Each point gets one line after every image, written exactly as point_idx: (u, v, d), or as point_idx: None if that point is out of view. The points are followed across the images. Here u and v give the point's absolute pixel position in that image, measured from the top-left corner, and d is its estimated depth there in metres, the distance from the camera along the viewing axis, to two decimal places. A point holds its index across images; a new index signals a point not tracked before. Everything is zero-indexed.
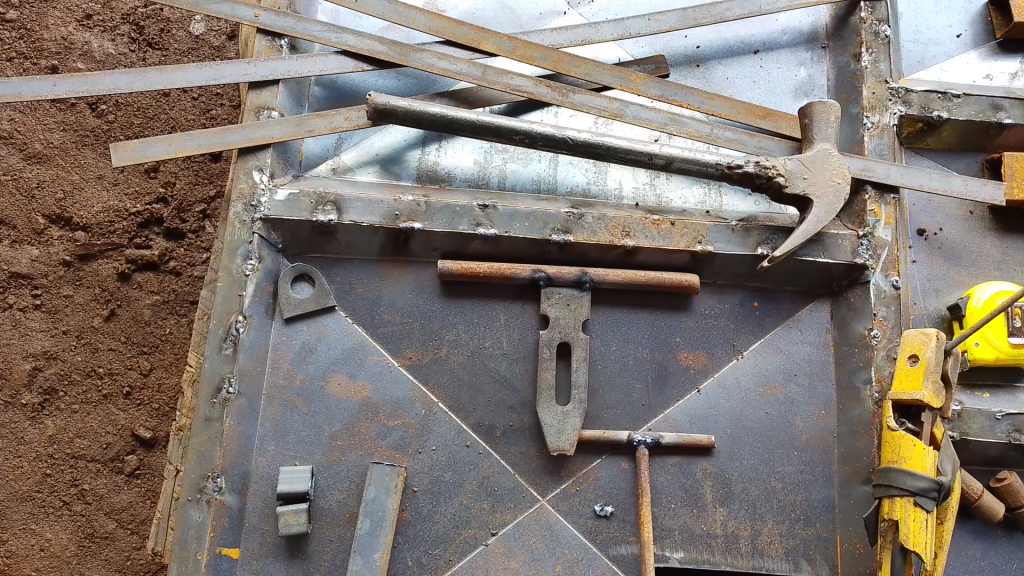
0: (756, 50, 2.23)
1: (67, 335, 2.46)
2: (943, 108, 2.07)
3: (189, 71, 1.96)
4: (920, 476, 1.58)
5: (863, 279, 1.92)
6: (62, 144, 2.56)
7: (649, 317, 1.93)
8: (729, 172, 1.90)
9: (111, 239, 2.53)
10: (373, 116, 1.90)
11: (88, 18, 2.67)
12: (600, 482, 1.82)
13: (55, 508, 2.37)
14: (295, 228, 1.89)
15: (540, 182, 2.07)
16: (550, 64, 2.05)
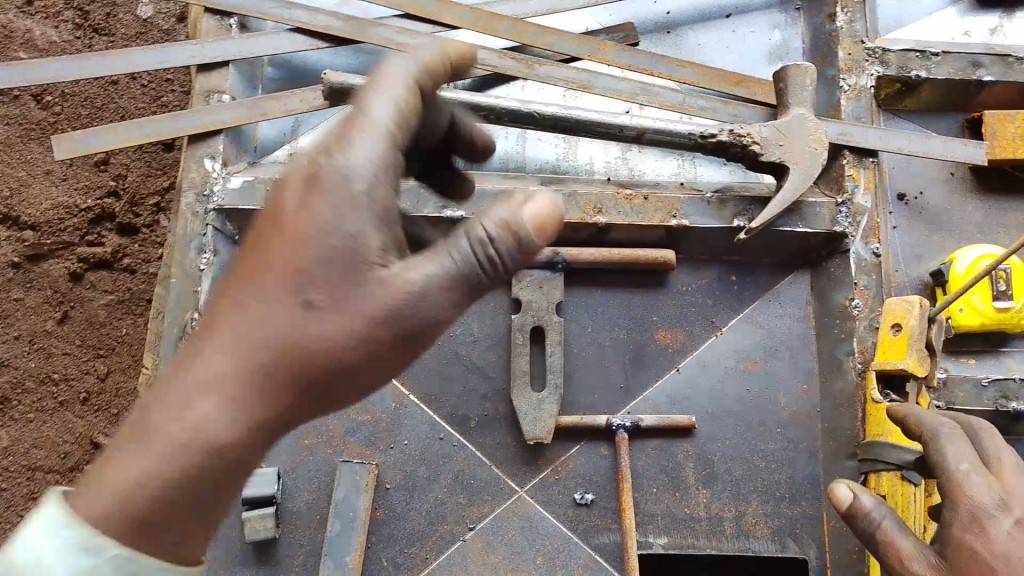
0: (728, 15, 2.15)
1: (19, 341, 2.39)
2: (922, 67, 1.99)
3: (132, 55, 1.86)
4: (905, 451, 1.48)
5: (843, 248, 1.86)
6: (7, 139, 2.50)
7: (624, 297, 1.87)
8: (702, 142, 1.83)
9: (62, 237, 2.44)
10: (330, 97, 1.82)
11: (29, 4, 2.58)
12: (579, 470, 1.76)
13: (12, 523, 2.30)
14: (248, 217, 1.79)
15: (507, 160, 1.99)
16: (515, 35, 1.95)
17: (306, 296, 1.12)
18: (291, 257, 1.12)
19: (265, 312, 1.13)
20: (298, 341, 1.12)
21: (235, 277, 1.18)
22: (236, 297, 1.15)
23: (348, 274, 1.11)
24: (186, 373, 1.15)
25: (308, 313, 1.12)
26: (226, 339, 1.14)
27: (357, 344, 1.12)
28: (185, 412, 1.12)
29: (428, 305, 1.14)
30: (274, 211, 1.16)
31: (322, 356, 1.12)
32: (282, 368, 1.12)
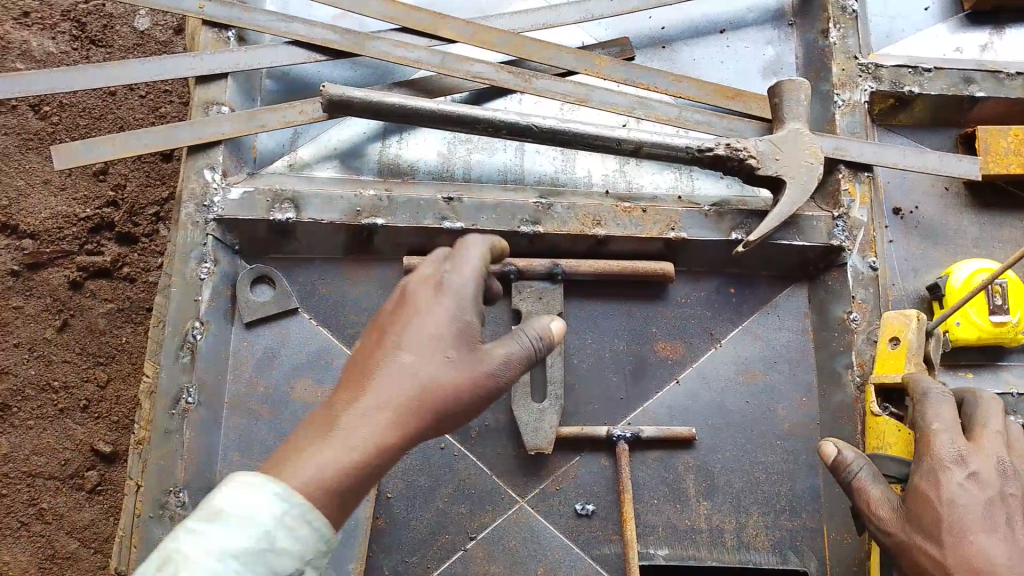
0: (722, 30, 2.17)
1: (18, 348, 2.37)
2: (915, 83, 2.02)
3: (131, 67, 1.86)
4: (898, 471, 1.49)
5: (839, 261, 1.88)
6: (5, 149, 2.46)
7: (624, 308, 1.88)
8: (699, 155, 1.84)
9: (61, 246, 2.43)
10: (329, 109, 1.82)
11: (25, 16, 2.57)
12: (580, 480, 1.76)
13: (12, 530, 2.29)
14: (251, 228, 1.81)
15: (506, 172, 2.01)
16: (511, 49, 1.97)
17: (447, 352, 1.28)
18: (430, 328, 1.29)
19: (402, 360, 1.26)
20: (445, 386, 1.25)
21: (373, 342, 1.32)
22: (387, 348, 1.28)
23: (466, 338, 1.31)
24: (350, 399, 1.24)
25: (453, 366, 1.27)
26: (378, 380, 1.24)
27: (471, 397, 1.28)
28: (342, 430, 1.19)
29: (507, 374, 1.32)
30: (404, 301, 1.36)
31: (450, 403, 1.26)
32: (427, 406, 1.24)
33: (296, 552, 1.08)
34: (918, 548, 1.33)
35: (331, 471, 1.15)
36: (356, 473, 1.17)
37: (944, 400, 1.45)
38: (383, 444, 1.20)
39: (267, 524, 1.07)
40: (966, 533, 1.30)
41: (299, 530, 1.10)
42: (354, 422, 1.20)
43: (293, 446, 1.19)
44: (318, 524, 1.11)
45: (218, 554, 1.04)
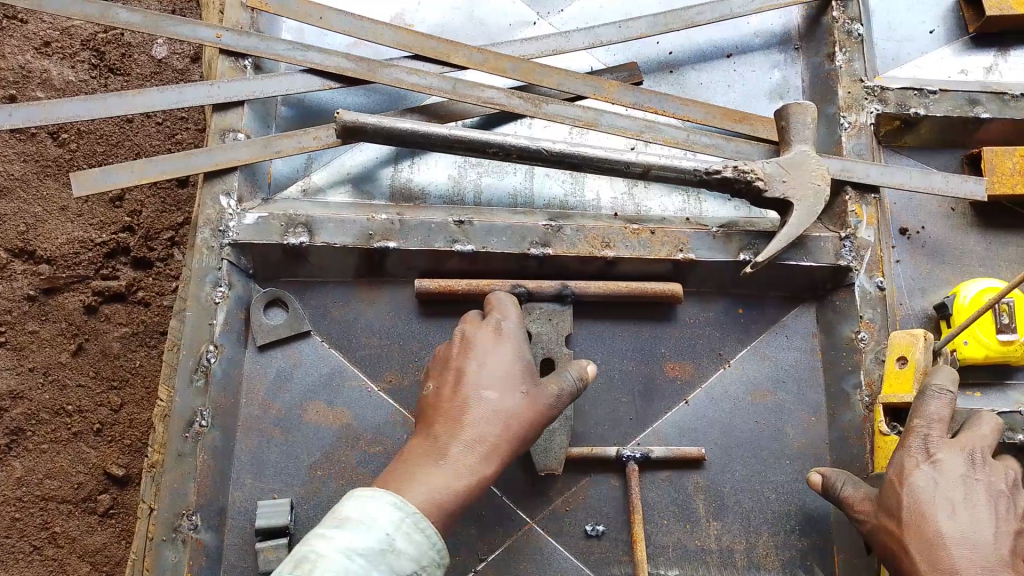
0: (728, 54, 2.20)
1: (34, 372, 2.40)
2: (920, 105, 2.04)
3: (149, 95, 1.90)
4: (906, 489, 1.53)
5: (847, 282, 1.89)
6: (23, 175, 2.49)
7: (633, 329, 1.89)
8: (707, 177, 1.86)
9: (77, 271, 2.47)
10: (343, 135, 1.85)
11: (46, 45, 2.61)
12: (590, 501, 1.77)
13: (25, 554, 2.31)
14: (265, 251, 1.84)
15: (516, 195, 2.03)
16: (521, 75, 2.01)
17: (522, 389, 1.50)
18: (502, 369, 1.50)
19: (487, 399, 1.47)
20: (525, 420, 1.47)
21: (453, 382, 1.51)
22: (469, 387, 1.48)
23: (530, 375, 1.52)
24: (449, 434, 1.44)
25: (527, 402, 1.49)
26: (471, 417, 1.45)
27: (540, 422, 1.50)
28: (450, 463, 1.41)
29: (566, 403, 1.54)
30: (468, 344, 1.56)
31: (526, 431, 1.48)
32: (511, 436, 1.46)
33: (411, 553, 1.29)
34: (882, 526, 1.48)
35: (448, 495, 1.38)
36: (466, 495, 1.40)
37: (934, 396, 1.53)
38: (482, 471, 1.43)
39: (386, 529, 1.29)
40: (926, 514, 1.41)
41: (415, 534, 1.31)
42: (460, 455, 1.42)
43: (405, 473, 1.41)
44: (428, 532, 1.32)
45: (345, 551, 1.24)
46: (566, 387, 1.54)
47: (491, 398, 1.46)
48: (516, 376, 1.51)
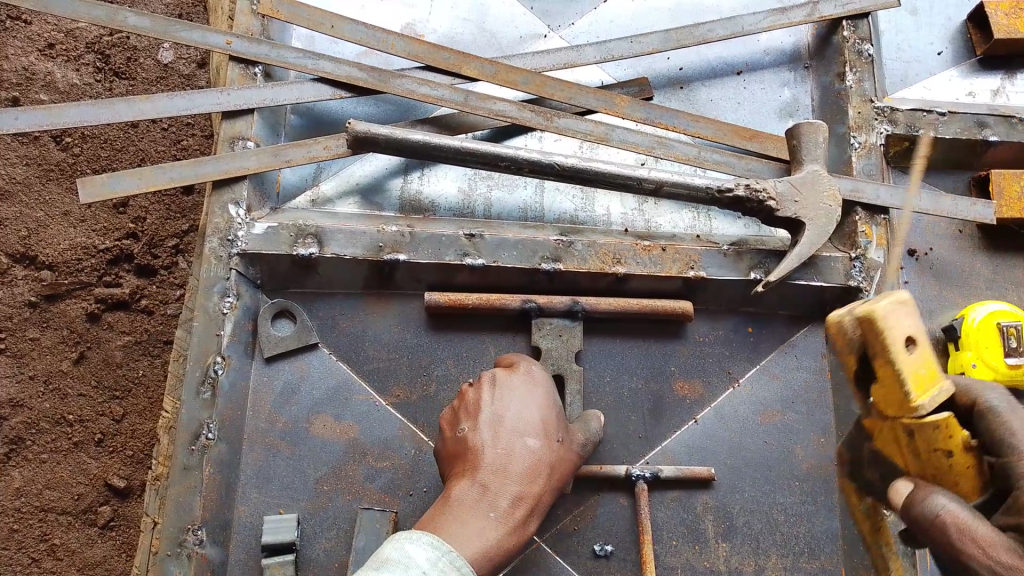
0: (739, 71, 2.20)
1: (34, 381, 2.38)
2: (930, 126, 2.06)
3: (158, 101, 1.88)
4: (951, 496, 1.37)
5: (857, 302, 1.89)
6: (24, 179, 2.47)
7: (643, 347, 1.89)
8: (718, 195, 1.86)
9: (79, 277, 2.45)
10: (354, 145, 1.84)
11: (49, 47, 2.59)
12: (598, 520, 1.77)
13: (24, 566, 2.29)
14: (274, 262, 1.82)
15: (526, 210, 2.02)
16: (533, 88, 2.00)
17: (558, 436, 1.56)
18: (539, 416, 1.54)
19: (530, 446, 1.49)
20: (560, 468, 1.53)
21: (494, 426, 1.50)
22: (513, 434, 1.49)
23: (559, 423, 1.58)
24: (500, 482, 1.43)
25: (561, 449, 1.56)
26: (517, 462, 1.46)
27: (565, 469, 1.56)
28: (500, 512, 1.41)
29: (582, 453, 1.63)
30: (508, 390, 1.56)
31: (557, 478, 1.53)
32: (548, 485, 1.50)
33: None
34: None
35: (499, 550, 1.38)
36: (512, 547, 1.41)
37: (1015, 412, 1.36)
38: (526, 522, 1.45)
39: (422, 567, 1.24)
40: None
41: (451, 572, 1.27)
42: (509, 508, 1.42)
43: (452, 519, 1.38)
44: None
45: None
46: (585, 439, 1.64)
47: (536, 446, 1.49)
48: (550, 425, 1.55)
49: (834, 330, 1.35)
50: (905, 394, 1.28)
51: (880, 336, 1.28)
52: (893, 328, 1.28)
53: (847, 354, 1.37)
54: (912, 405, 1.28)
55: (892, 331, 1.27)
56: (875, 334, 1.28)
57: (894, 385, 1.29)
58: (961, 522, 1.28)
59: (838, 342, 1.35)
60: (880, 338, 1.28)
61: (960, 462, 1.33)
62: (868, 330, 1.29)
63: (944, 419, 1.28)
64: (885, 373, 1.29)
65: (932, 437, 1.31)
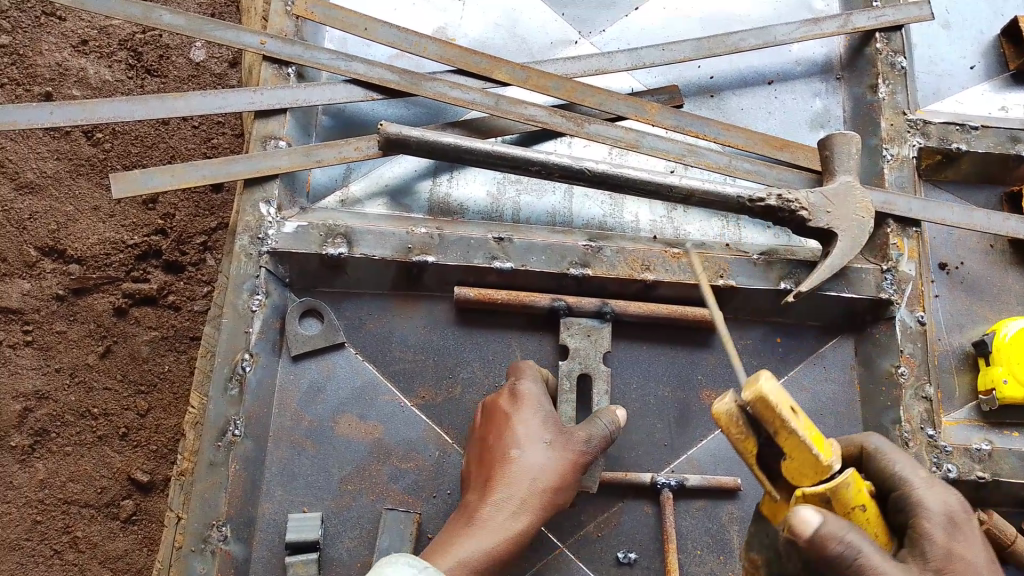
0: (770, 81, 2.20)
1: (60, 373, 2.42)
2: (962, 140, 2.05)
3: (192, 99, 1.88)
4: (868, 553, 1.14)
5: (887, 314, 1.88)
6: (55, 173, 2.54)
7: (671, 354, 1.88)
8: (750, 204, 1.85)
9: (107, 272, 2.48)
10: (385, 147, 1.84)
11: (83, 44, 2.64)
12: (622, 527, 1.75)
13: (46, 558, 2.32)
14: (303, 261, 1.82)
15: (555, 214, 2.02)
16: (564, 94, 1.99)
17: (546, 439, 1.56)
18: (522, 424, 1.57)
19: (509, 456, 1.53)
20: (556, 469, 1.53)
21: (488, 446, 1.58)
22: (495, 450, 1.56)
23: (548, 425, 1.59)
24: (484, 496, 1.51)
25: (556, 451, 1.55)
26: (495, 475, 1.52)
27: (570, 467, 1.55)
28: (480, 523, 1.46)
29: (595, 446, 1.58)
30: (503, 405, 1.62)
31: (555, 478, 1.53)
32: (536, 488, 1.50)
33: None
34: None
35: (481, 555, 1.42)
36: (501, 550, 1.44)
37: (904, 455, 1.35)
38: (511, 526, 1.47)
39: None
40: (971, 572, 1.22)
41: None
42: (488, 517, 1.47)
43: (438, 540, 1.48)
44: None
45: None
46: (596, 432, 1.60)
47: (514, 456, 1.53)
48: (534, 430, 1.57)
49: (724, 418, 1.15)
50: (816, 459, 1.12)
51: (770, 409, 1.10)
52: (784, 406, 1.10)
53: (744, 440, 1.17)
54: (822, 469, 1.13)
55: (785, 409, 1.10)
56: (779, 410, 1.10)
57: (805, 452, 1.13)
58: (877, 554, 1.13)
59: (730, 428, 1.16)
60: (778, 408, 1.09)
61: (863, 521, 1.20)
62: (760, 406, 1.11)
63: (854, 475, 1.18)
64: (791, 448, 1.13)
65: (845, 498, 1.16)
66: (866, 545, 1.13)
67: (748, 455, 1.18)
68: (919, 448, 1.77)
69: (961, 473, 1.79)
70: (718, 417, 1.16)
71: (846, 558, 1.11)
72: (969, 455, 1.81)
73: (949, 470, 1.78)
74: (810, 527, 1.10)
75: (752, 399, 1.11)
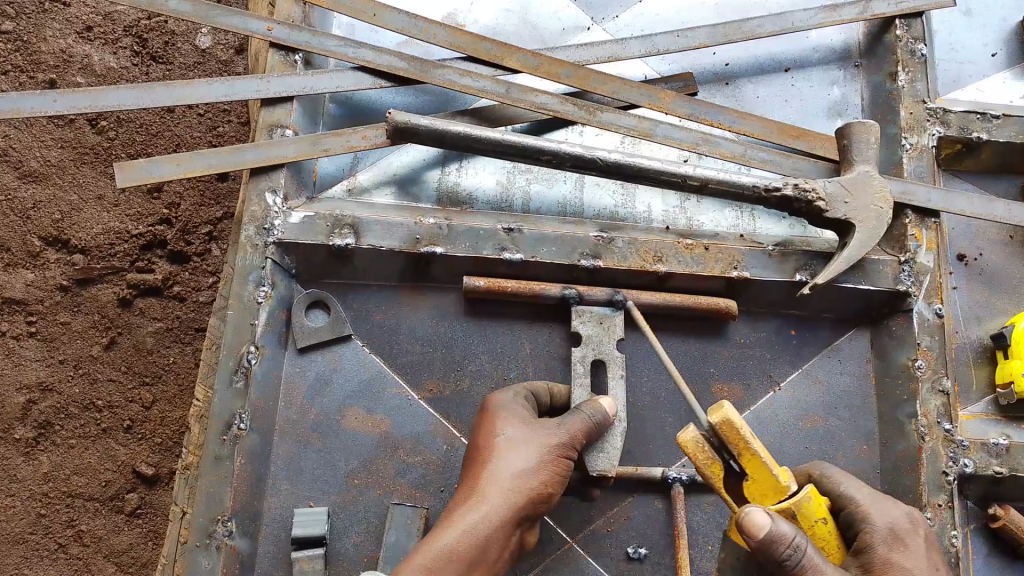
0: (786, 68, 2.15)
1: (64, 364, 2.42)
2: (983, 129, 2.00)
3: (198, 87, 1.85)
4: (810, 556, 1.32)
5: (905, 307, 1.83)
6: (59, 161, 2.52)
7: (682, 347, 1.84)
8: (766, 195, 1.82)
9: (112, 262, 2.47)
10: (393, 136, 1.80)
11: (88, 30, 2.61)
12: (632, 522, 1.72)
13: (50, 551, 2.33)
14: (309, 251, 1.79)
15: (565, 205, 1.98)
16: (575, 81, 1.95)
17: (506, 432, 1.52)
18: (487, 424, 1.56)
19: (479, 458, 1.52)
20: (524, 457, 1.49)
21: (466, 457, 1.57)
22: (469, 459, 1.55)
23: (511, 417, 1.56)
24: (454, 500, 1.49)
25: (520, 444, 1.51)
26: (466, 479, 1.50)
27: (539, 454, 1.50)
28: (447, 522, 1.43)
29: (568, 431, 1.53)
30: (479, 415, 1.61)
31: (523, 466, 1.49)
32: (498, 480, 1.46)
33: None
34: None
35: (445, 552, 1.37)
36: (460, 541, 1.39)
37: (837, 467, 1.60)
38: (469, 516, 1.42)
39: None
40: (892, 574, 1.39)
41: None
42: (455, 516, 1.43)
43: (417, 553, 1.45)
44: None
45: None
46: (570, 419, 1.55)
47: (480, 454, 1.52)
48: (497, 424, 1.55)
49: (690, 445, 1.42)
50: (775, 478, 1.38)
51: (735, 430, 1.38)
52: (744, 427, 1.38)
53: (710, 464, 1.42)
54: (781, 486, 1.37)
55: (745, 428, 1.38)
56: (741, 429, 1.37)
57: (766, 471, 1.38)
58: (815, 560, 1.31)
59: (697, 454, 1.42)
60: (741, 429, 1.37)
61: (823, 532, 1.41)
62: (726, 429, 1.38)
63: (813, 492, 1.39)
64: (754, 467, 1.38)
65: (806, 513, 1.39)
66: (816, 554, 1.32)
67: (716, 478, 1.42)
68: (936, 444, 1.73)
69: (979, 469, 1.75)
70: (685, 445, 1.43)
71: (794, 561, 1.30)
72: (987, 450, 1.77)
73: (967, 465, 1.74)
74: (761, 528, 1.29)
75: (720, 422, 1.38)
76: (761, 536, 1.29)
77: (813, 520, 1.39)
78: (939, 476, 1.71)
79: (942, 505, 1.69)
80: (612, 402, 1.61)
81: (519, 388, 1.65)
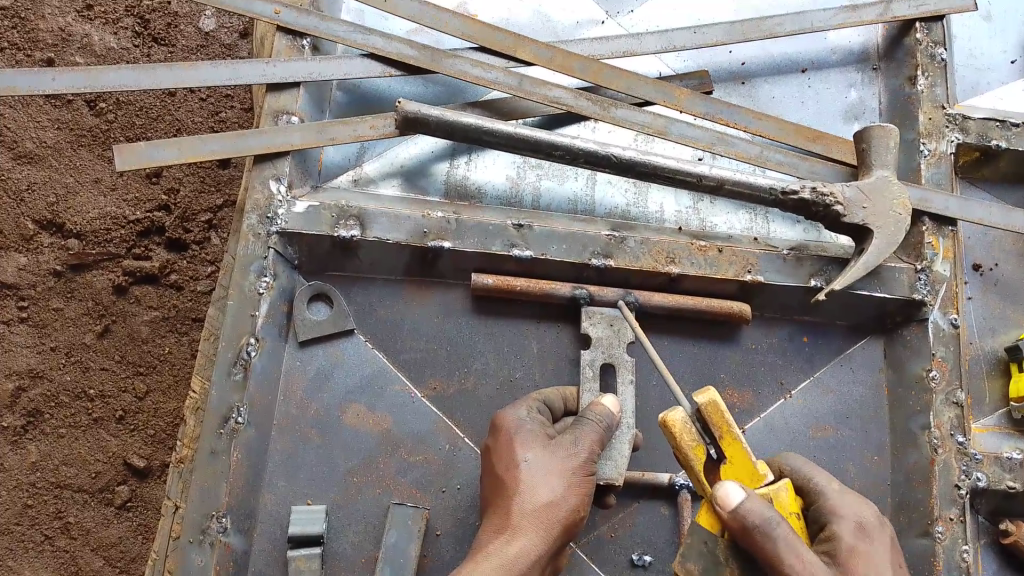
0: (804, 69, 2.11)
1: (56, 352, 2.37)
2: (1002, 137, 1.97)
3: (201, 69, 1.79)
4: (785, 529, 1.29)
5: (920, 316, 1.80)
6: (55, 143, 2.45)
7: (693, 350, 1.80)
8: (782, 198, 1.77)
9: (108, 248, 2.42)
10: (402, 127, 1.74)
11: (88, 9, 2.55)
12: (638, 528, 1.68)
13: (36, 543, 2.30)
14: (314, 243, 1.73)
15: (576, 202, 1.93)
16: (590, 75, 1.90)
17: (525, 458, 1.47)
18: (509, 449, 1.49)
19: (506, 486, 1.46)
20: (547, 480, 1.45)
21: (489, 484, 1.51)
22: (496, 489, 1.48)
23: (530, 441, 1.50)
24: (484, 532, 1.44)
25: (543, 471, 1.46)
26: (495, 513, 1.45)
27: (563, 480, 1.45)
28: (475, 560, 1.39)
29: (587, 452, 1.47)
30: (492, 437, 1.56)
31: (546, 495, 1.43)
32: (525, 511, 1.42)
33: None
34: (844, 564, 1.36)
35: None
36: None
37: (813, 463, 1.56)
38: (503, 552, 1.39)
39: None
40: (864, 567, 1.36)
41: None
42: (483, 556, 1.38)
43: None
44: None
45: None
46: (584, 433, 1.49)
47: (504, 484, 1.47)
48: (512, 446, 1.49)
49: (676, 424, 1.41)
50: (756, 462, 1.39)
51: (719, 412, 1.38)
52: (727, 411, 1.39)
53: (695, 447, 1.40)
54: (758, 474, 1.38)
55: (728, 413, 1.38)
56: (725, 412, 1.38)
57: (746, 456, 1.38)
58: (790, 539, 1.28)
59: (681, 436, 1.40)
60: (725, 412, 1.38)
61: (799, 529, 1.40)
62: (710, 411, 1.38)
63: (788, 485, 1.41)
64: (737, 450, 1.37)
65: (783, 502, 1.38)
66: (790, 533, 1.29)
67: (698, 461, 1.39)
68: (947, 456, 1.69)
69: (990, 482, 1.72)
70: (672, 424, 1.41)
71: (769, 535, 1.27)
72: (999, 464, 1.74)
73: (979, 479, 1.71)
74: (732, 499, 1.29)
75: (705, 404, 1.38)
76: (732, 506, 1.29)
77: (788, 512, 1.38)
78: (950, 489, 1.67)
79: (953, 519, 1.65)
80: (615, 401, 1.57)
81: (532, 403, 1.60)
